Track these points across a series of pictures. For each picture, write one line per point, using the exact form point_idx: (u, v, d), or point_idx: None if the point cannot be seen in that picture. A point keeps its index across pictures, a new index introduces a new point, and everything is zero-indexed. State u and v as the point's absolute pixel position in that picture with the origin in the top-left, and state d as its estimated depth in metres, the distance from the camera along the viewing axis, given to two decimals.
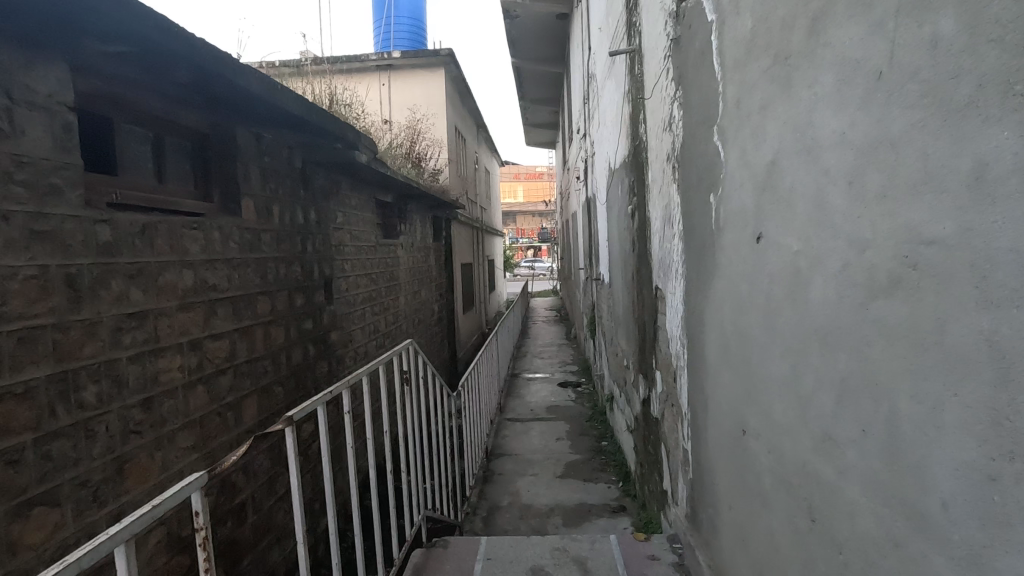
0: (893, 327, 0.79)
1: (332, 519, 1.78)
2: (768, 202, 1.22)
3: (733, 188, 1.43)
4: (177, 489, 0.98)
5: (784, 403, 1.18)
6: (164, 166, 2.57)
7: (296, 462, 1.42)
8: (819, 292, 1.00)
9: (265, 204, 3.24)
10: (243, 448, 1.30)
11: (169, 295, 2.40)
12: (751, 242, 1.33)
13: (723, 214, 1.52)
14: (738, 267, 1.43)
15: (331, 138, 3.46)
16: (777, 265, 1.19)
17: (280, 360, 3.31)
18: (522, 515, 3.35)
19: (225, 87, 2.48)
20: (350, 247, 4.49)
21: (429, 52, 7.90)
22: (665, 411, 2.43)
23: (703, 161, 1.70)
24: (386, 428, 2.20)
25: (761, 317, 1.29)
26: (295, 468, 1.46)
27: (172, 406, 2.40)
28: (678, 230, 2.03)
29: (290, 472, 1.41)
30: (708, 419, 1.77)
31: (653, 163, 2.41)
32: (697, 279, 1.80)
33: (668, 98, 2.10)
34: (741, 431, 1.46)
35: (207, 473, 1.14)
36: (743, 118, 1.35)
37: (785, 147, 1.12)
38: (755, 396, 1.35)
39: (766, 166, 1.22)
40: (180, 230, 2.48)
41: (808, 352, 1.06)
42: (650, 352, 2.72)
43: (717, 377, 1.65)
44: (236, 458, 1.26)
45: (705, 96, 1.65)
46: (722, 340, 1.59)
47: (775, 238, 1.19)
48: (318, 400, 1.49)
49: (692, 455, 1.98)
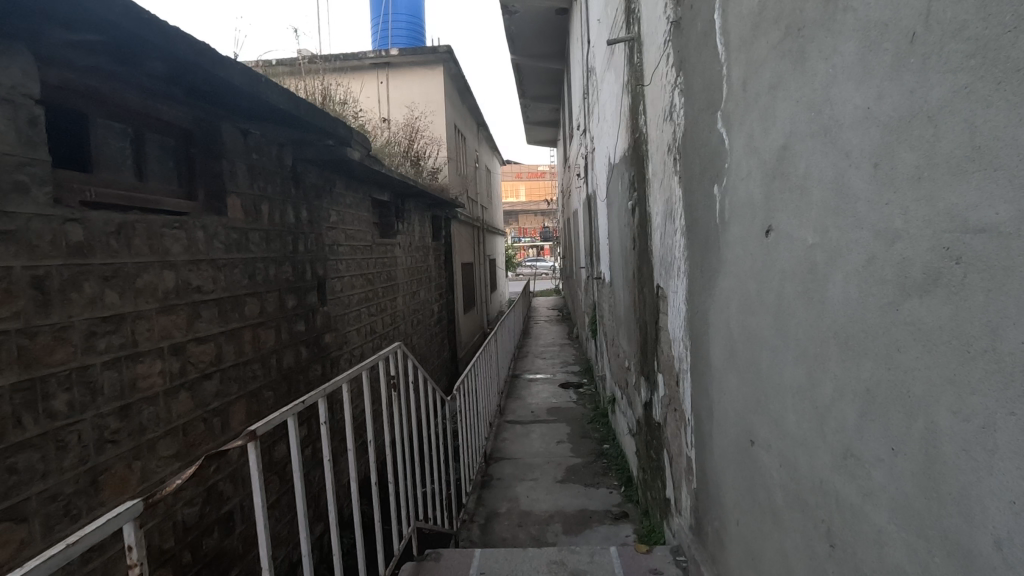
0: (931, 330, 0.68)
1: (310, 567, 1.55)
2: (780, 191, 1.11)
3: (740, 177, 1.31)
4: (101, 523, 0.86)
5: (798, 412, 1.07)
6: (145, 163, 2.47)
7: (262, 481, 1.31)
8: (840, 289, 0.89)
9: (253, 202, 3.14)
10: (190, 471, 1.24)
11: (148, 296, 2.30)
12: (759, 236, 1.22)
13: (729, 205, 1.40)
14: (745, 263, 1.32)
15: (322, 134, 3.35)
16: (789, 260, 1.07)
17: (270, 363, 3.21)
18: (521, 522, 3.25)
19: (207, 80, 2.38)
20: (344, 247, 4.38)
21: (426, 49, 7.80)
22: (668, 415, 2.32)
23: (705, 150, 1.59)
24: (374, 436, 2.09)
25: (770, 316, 1.18)
26: (261, 485, 1.34)
27: (152, 414, 2.29)
28: (680, 224, 1.92)
29: (255, 490, 1.29)
30: (714, 427, 1.65)
31: (654, 155, 2.30)
32: (702, 277, 1.69)
33: (668, 84, 1.98)
34: (749, 442, 1.35)
35: (144, 501, 1.01)
36: (750, 100, 1.24)
37: (798, 129, 1.01)
38: (765, 404, 1.24)
39: (777, 151, 1.11)
40: (160, 229, 2.39)
41: (826, 356, 0.94)
42: (652, 354, 2.60)
43: (723, 382, 1.53)
44: (179, 481, 1.18)
45: (708, 81, 1.54)
46: (729, 342, 1.47)
47: (787, 231, 1.08)
48: (290, 410, 1.43)
49: (697, 464, 1.87)
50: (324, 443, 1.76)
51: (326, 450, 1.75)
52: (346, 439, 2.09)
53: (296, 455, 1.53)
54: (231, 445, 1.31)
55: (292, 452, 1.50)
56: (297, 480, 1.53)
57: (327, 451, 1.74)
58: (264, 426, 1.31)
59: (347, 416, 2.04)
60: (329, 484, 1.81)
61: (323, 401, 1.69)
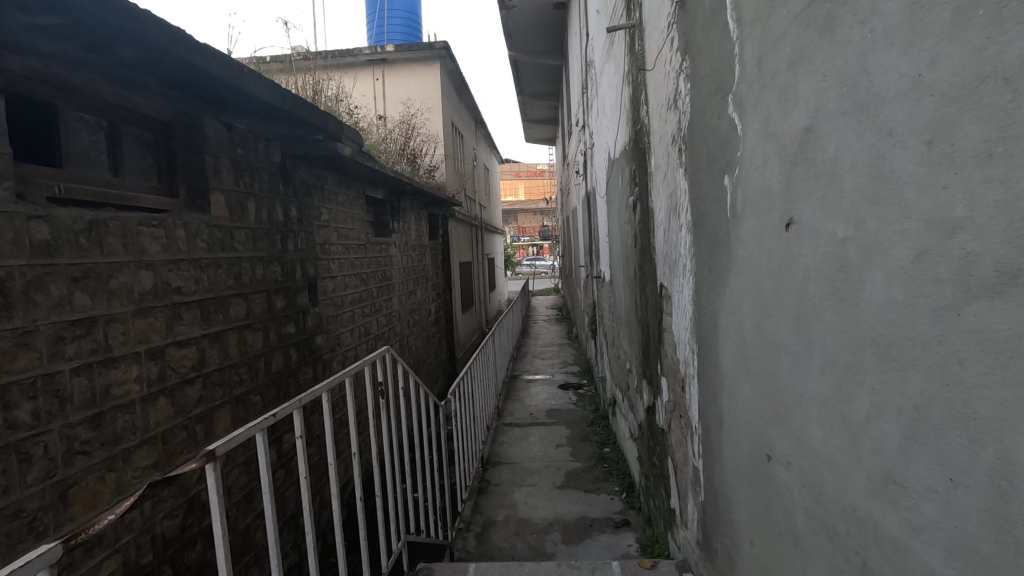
0: (1007, 339, 0.57)
1: None
2: (802, 180, 0.99)
3: (755, 165, 1.19)
4: None
5: (823, 429, 0.95)
6: (121, 157, 2.34)
7: (222, 505, 1.19)
8: (880, 292, 0.77)
9: (238, 199, 3.02)
10: (128, 503, 1.10)
11: (122, 298, 2.17)
12: (777, 230, 1.10)
13: (742, 197, 1.28)
14: (761, 260, 1.20)
15: (311, 128, 3.23)
16: (813, 256, 0.95)
17: (257, 367, 3.09)
18: (519, 531, 3.12)
19: (185, 70, 2.25)
20: (337, 247, 4.26)
21: (423, 45, 7.69)
22: (672, 421, 2.20)
23: (714, 137, 1.47)
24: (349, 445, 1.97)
25: (790, 318, 1.06)
26: (221, 511, 1.22)
27: (128, 422, 2.17)
28: (686, 219, 1.79)
29: (214, 515, 1.18)
30: (724, 438, 1.53)
31: (657, 147, 2.17)
32: (710, 274, 1.57)
33: (672, 70, 1.85)
34: (765, 457, 1.23)
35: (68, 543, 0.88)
36: (766, 81, 1.12)
37: (825, 107, 0.89)
38: (783, 417, 1.12)
39: (798, 135, 0.99)
40: (136, 228, 2.27)
41: (861, 368, 0.82)
42: (655, 357, 2.49)
43: (735, 391, 1.41)
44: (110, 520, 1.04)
45: (716, 63, 1.42)
46: (741, 347, 1.35)
47: (812, 225, 0.96)
48: (258, 425, 1.32)
49: (705, 475, 1.75)
50: (302, 458, 1.64)
51: (303, 464, 1.62)
52: (330, 450, 1.96)
53: (267, 473, 1.40)
54: (182, 470, 1.17)
55: (262, 469, 1.38)
56: (266, 499, 1.41)
57: (305, 467, 1.61)
58: (223, 448, 1.18)
59: (330, 426, 1.92)
60: (309, 499, 1.69)
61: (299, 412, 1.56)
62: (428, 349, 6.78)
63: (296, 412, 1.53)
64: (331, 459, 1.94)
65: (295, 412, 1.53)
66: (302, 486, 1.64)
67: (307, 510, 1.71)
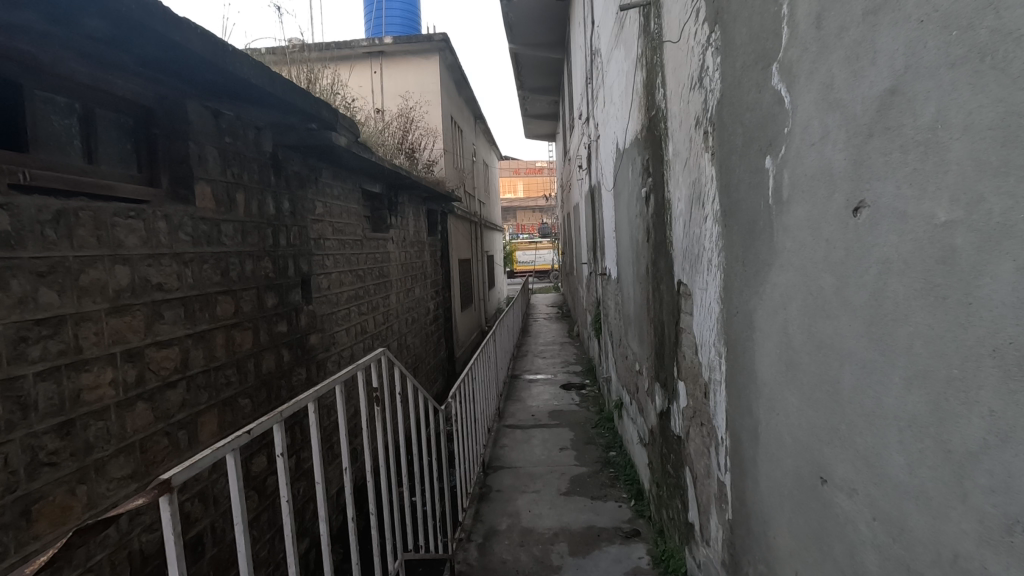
0: None
1: None
2: (876, 156, 0.82)
3: (810, 141, 1.02)
4: None
5: (907, 454, 0.79)
6: (96, 142, 2.16)
7: (179, 550, 0.98)
8: (1010, 290, 0.61)
9: (226, 190, 2.85)
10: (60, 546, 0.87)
11: (95, 295, 2.01)
12: (839, 215, 0.93)
13: (790, 181, 1.12)
14: (815, 252, 1.03)
15: (304, 116, 3.05)
16: (893, 247, 0.79)
17: (246, 368, 2.91)
18: (523, 541, 2.96)
19: (165, 49, 2.08)
20: (331, 242, 4.09)
21: (422, 37, 7.50)
22: (692, 428, 2.04)
23: (752, 114, 1.30)
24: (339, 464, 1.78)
25: (858, 320, 0.89)
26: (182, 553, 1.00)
27: (101, 429, 2.00)
28: (713, 208, 1.63)
29: (172, 563, 0.96)
30: (760, 453, 1.36)
31: (677, 131, 2.00)
32: (744, 270, 1.40)
33: (698, 44, 1.68)
34: (818, 480, 1.06)
35: None
36: (825, 41, 0.95)
37: (922, 58, 0.72)
38: (847, 437, 0.95)
39: (875, 101, 0.82)
40: (111, 219, 2.11)
41: (975, 385, 0.66)
42: (671, 359, 2.32)
43: (776, 401, 1.24)
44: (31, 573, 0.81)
45: (757, 29, 1.25)
46: (785, 351, 1.18)
47: (893, 209, 0.79)
48: (229, 445, 1.14)
49: (734, 490, 1.59)
50: (284, 478, 1.38)
51: (284, 488, 1.35)
52: (317, 466, 1.74)
53: (238, 498, 1.19)
54: (121, 509, 0.93)
55: (233, 493, 1.18)
56: (240, 531, 1.19)
57: (288, 490, 1.36)
58: (181, 476, 0.99)
59: (320, 439, 1.73)
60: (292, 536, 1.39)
61: (281, 427, 1.34)
62: (427, 347, 6.62)
63: (278, 426, 1.33)
64: (318, 473, 1.75)
65: (277, 428, 1.33)
66: (283, 512, 1.39)
67: (291, 550, 1.40)
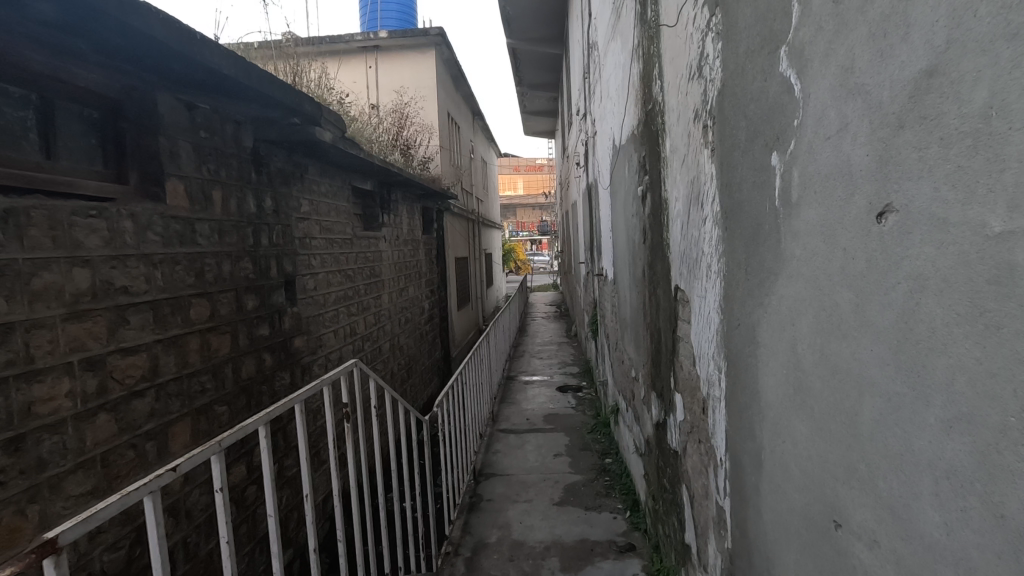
0: None
1: None
2: (907, 153, 0.69)
3: (824, 136, 0.89)
4: None
5: (943, 511, 0.66)
6: (56, 136, 2.02)
7: None
8: None
9: (201, 188, 2.71)
10: None
11: (49, 300, 1.88)
12: (859, 221, 0.79)
13: (800, 181, 0.98)
14: (829, 263, 0.89)
15: (285, 110, 2.90)
16: (931, 263, 0.66)
17: (223, 374, 2.77)
18: (513, 556, 2.82)
19: (125, 36, 1.93)
20: (318, 240, 3.95)
21: (418, 31, 7.35)
22: (689, 444, 1.90)
23: (757, 106, 1.16)
24: (305, 488, 1.63)
25: (882, 345, 0.75)
26: None
27: (56, 445, 1.87)
28: (713, 209, 1.49)
29: None
30: (763, 483, 1.23)
31: (674, 125, 1.86)
32: (747, 278, 1.27)
33: (697, 30, 1.54)
34: (832, 524, 0.92)
35: None
36: (843, 20, 0.81)
37: (971, 33, 0.58)
38: (868, 479, 0.81)
39: (906, 89, 0.68)
40: (68, 218, 1.97)
41: None
42: (667, 369, 2.19)
43: (782, 427, 1.11)
44: None
45: (763, 8, 1.11)
46: (793, 373, 1.05)
47: (931, 217, 0.65)
48: (144, 488, 0.96)
49: (734, 518, 1.45)
50: (225, 515, 1.21)
51: (225, 529, 1.18)
52: (269, 498, 1.38)
53: (159, 549, 0.99)
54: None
55: (152, 544, 0.99)
56: None
57: (229, 530, 1.19)
58: (71, 534, 0.82)
59: (273, 473, 1.39)
60: None
61: (220, 458, 1.19)
62: (422, 348, 6.50)
63: (216, 458, 1.18)
64: (271, 507, 1.39)
65: (215, 459, 1.18)
66: (223, 556, 1.20)
67: None
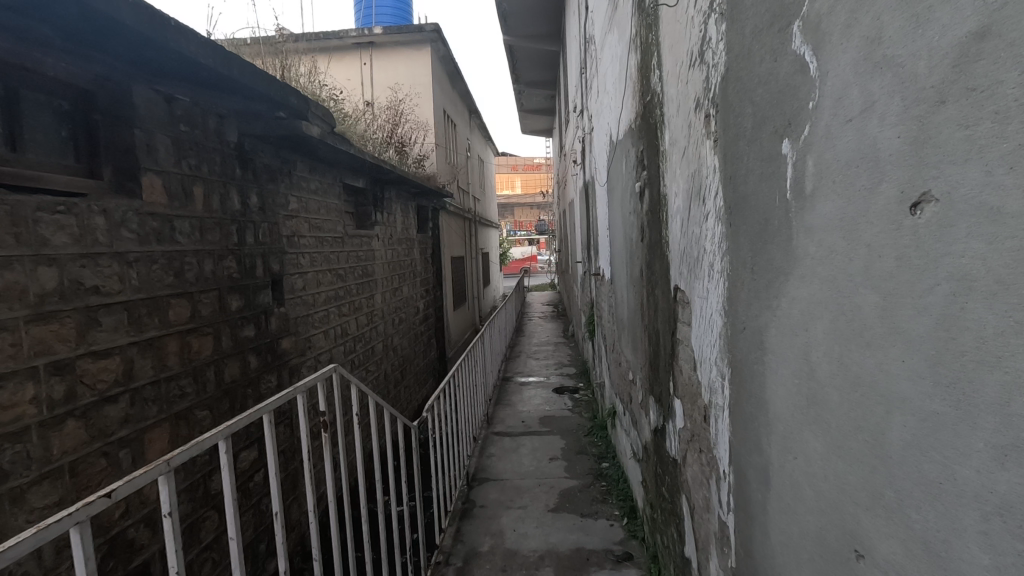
0: None
1: None
2: (949, 134, 0.59)
3: (844, 119, 0.79)
4: None
5: (994, 553, 0.56)
6: (22, 127, 1.91)
7: None
8: None
9: (181, 184, 2.60)
10: None
11: (11, 300, 1.77)
12: (886, 214, 0.70)
13: (815, 171, 0.88)
14: (851, 262, 0.79)
15: (270, 103, 2.80)
16: (983, 263, 0.55)
17: (205, 378, 2.67)
18: (506, 566, 2.72)
19: (94, 22, 1.83)
20: (308, 239, 3.84)
21: (412, 27, 7.25)
22: (689, 452, 1.80)
23: (765, 91, 1.06)
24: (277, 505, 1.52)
25: (916, 356, 0.65)
26: None
27: (19, 454, 1.77)
28: (715, 204, 1.39)
29: None
30: (771, 502, 1.13)
31: (674, 115, 1.75)
32: (753, 278, 1.17)
33: (699, 12, 1.44)
34: (852, 554, 0.82)
35: None
36: None
37: None
38: (895, 508, 0.71)
39: (948, 60, 0.59)
40: (33, 214, 1.87)
41: None
42: (666, 374, 2.10)
43: (793, 441, 1.01)
44: None
45: None
46: (806, 383, 0.95)
47: (981, 208, 0.55)
48: (63, 524, 0.86)
49: (738, 535, 1.35)
50: (175, 542, 1.10)
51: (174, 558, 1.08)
52: (232, 517, 1.28)
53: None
54: None
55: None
56: None
57: (178, 557, 1.10)
58: None
59: (235, 489, 1.29)
60: None
61: (168, 482, 1.09)
62: (417, 349, 6.39)
63: (163, 482, 1.09)
64: (234, 527, 1.29)
65: (162, 483, 1.08)
66: None
67: None
